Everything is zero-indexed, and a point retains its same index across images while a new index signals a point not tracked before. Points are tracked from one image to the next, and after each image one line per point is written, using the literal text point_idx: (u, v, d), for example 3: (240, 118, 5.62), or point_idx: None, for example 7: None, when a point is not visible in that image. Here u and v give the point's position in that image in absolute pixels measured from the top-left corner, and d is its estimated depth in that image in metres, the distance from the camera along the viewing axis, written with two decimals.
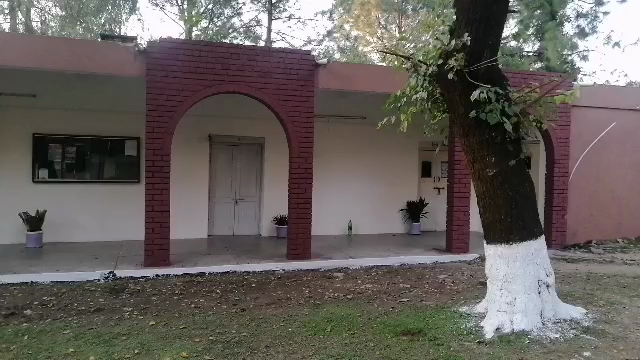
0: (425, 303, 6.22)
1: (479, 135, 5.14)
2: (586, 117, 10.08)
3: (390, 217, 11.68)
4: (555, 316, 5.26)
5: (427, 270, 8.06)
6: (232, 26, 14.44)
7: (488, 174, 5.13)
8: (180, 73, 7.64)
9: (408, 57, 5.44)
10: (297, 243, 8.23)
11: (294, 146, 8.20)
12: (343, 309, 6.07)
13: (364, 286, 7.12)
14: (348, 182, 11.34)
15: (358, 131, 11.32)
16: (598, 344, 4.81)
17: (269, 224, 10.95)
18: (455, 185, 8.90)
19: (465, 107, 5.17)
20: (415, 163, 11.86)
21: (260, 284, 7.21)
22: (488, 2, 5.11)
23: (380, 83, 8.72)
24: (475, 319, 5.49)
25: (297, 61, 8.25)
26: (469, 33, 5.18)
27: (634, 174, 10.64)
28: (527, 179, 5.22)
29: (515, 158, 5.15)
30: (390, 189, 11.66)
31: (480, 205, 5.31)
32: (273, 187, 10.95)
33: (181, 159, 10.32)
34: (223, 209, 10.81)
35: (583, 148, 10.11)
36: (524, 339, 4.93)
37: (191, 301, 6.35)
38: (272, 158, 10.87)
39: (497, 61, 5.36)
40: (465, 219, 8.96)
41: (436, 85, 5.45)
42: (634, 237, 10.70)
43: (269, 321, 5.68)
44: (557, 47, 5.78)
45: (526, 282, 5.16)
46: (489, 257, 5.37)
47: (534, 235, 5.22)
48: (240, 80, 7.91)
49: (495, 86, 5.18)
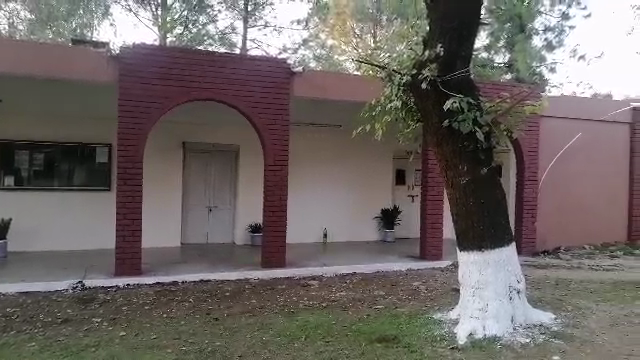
0: (400, 310, 6.26)
1: (451, 144, 5.24)
2: (554, 128, 10.39)
3: (365, 225, 11.74)
4: (526, 321, 5.36)
5: (402, 277, 8.11)
6: (207, 33, 14.22)
7: (460, 181, 5.23)
8: (154, 79, 7.55)
9: (383, 66, 5.57)
10: (271, 251, 8.18)
11: (269, 153, 8.18)
12: (317, 317, 6.05)
13: (339, 294, 7.13)
14: (322, 189, 11.36)
15: (333, 138, 11.37)
16: (566, 348, 4.94)
17: (243, 232, 10.86)
18: (429, 192, 9.02)
19: (438, 116, 5.26)
20: (389, 171, 11.97)
21: (234, 292, 7.12)
22: (460, 15, 5.24)
23: (354, 91, 8.80)
24: (448, 325, 5.55)
25: (273, 68, 8.26)
26: (442, 44, 5.29)
27: (599, 182, 10.98)
28: (498, 187, 5.33)
29: (487, 166, 5.26)
30: (365, 196, 11.74)
31: (453, 212, 5.38)
32: (248, 195, 10.88)
33: (154, 165, 10.16)
34: (197, 216, 10.69)
35: (551, 158, 10.40)
36: (495, 344, 5.01)
37: (164, 311, 6.24)
38: (247, 165, 10.81)
39: (469, 71, 5.47)
40: (439, 226, 9.08)
41: (410, 94, 5.55)
42: (601, 243, 10.98)
43: (244, 330, 5.62)
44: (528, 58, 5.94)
45: (497, 288, 5.25)
46: (461, 263, 5.44)
47: (506, 241, 5.33)
48: (215, 86, 7.86)
49: (467, 95, 5.30)
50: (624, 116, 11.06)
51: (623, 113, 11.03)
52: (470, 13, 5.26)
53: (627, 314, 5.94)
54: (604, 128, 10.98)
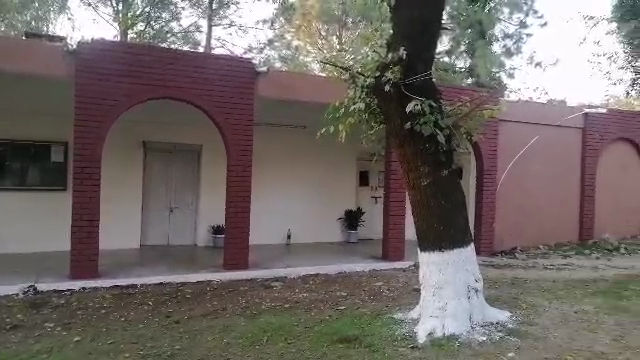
0: (361, 311, 6.31)
1: (413, 146, 5.32)
2: (511, 132, 10.72)
3: (329, 226, 11.78)
4: (483, 319, 5.48)
5: (364, 278, 8.17)
6: (170, 30, 14.00)
7: (422, 183, 5.32)
8: (113, 76, 7.33)
9: (347, 68, 5.63)
10: (234, 252, 8.09)
11: (232, 153, 8.09)
12: (279, 318, 6.02)
13: (302, 295, 7.12)
14: (286, 190, 11.33)
15: (297, 139, 11.34)
16: (521, 345, 5.09)
17: (206, 233, 10.72)
18: (392, 194, 9.14)
19: (401, 118, 5.34)
20: (353, 173, 12.06)
21: (195, 295, 7.00)
22: (422, 20, 5.36)
23: (318, 92, 8.89)
24: (408, 325, 5.63)
25: (237, 67, 8.17)
26: (405, 47, 5.36)
27: (553, 185, 11.38)
28: (458, 189, 5.44)
29: (448, 168, 5.37)
30: (329, 197, 11.79)
31: (414, 213, 5.47)
32: (210, 195, 10.73)
33: (113, 164, 9.88)
34: (158, 217, 10.46)
35: (509, 161, 10.73)
36: (454, 342, 5.12)
37: (121, 315, 6.06)
38: (210, 165, 10.67)
39: (432, 75, 5.56)
40: (401, 227, 9.20)
41: (373, 97, 5.60)
42: (555, 243, 11.38)
43: (205, 333, 5.53)
44: (487, 63, 6.12)
45: (456, 287, 5.36)
46: (421, 264, 5.53)
47: (465, 242, 5.45)
48: (178, 85, 7.72)
49: (430, 98, 5.39)
50: (577, 122, 11.54)
51: (576, 119, 11.51)
52: (432, 18, 5.38)
53: (578, 311, 6.17)
54: (558, 132, 11.39)
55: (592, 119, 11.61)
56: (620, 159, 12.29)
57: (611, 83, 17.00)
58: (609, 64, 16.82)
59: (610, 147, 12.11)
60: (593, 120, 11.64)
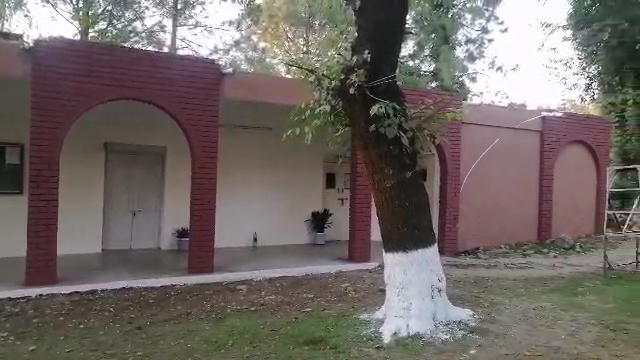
0: (327, 312, 6.33)
1: (378, 149, 5.38)
2: (473, 135, 11.00)
3: (296, 228, 11.76)
4: (447, 318, 5.57)
5: (330, 279, 8.19)
6: (133, 29, 13.59)
7: (386, 185, 5.39)
8: (73, 76, 7.11)
9: (312, 70, 5.62)
10: (199, 256, 7.97)
11: (197, 156, 7.98)
12: (245, 322, 5.97)
13: (268, 297, 7.08)
14: (252, 193, 11.25)
15: (263, 142, 11.29)
16: (482, 342, 5.20)
17: (170, 237, 10.53)
18: (357, 196, 9.22)
19: (366, 121, 5.39)
20: (319, 175, 12.09)
21: (159, 299, 6.87)
22: (385, 24, 5.43)
23: (283, 94, 8.87)
24: (374, 325, 5.68)
25: (201, 68, 8.06)
26: (369, 50, 5.41)
27: (513, 187, 11.71)
28: (422, 190, 5.52)
29: (412, 171, 5.45)
30: (295, 200, 11.79)
31: (379, 215, 5.53)
32: (174, 198, 10.56)
33: (72, 167, 9.58)
34: (120, 221, 10.21)
35: (471, 163, 11.00)
36: (418, 341, 5.20)
37: (80, 322, 5.88)
38: (174, 168, 10.50)
39: (396, 78, 5.63)
40: (367, 228, 9.29)
41: (339, 99, 5.61)
42: (515, 242, 11.71)
43: (168, 338, 5.43)
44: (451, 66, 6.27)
45: (421, 287, 5.44)
46: (386, 265, 5.60)
47: (429, 243, 5.53)
48: (140, 86, 7.56)
49: (394, 101, 5.46)
50: (535, 125, 11.95)
51: (534, 122, 11.92)
52: (396, 22, 5.46)
53: (536, 308, 6.37)
54: (518, 135, 11.75)
55: (549, 122, 12.06)
56: (576, 161, 12.78)
57: (567, 88, 17.71)
58: (565, 69, 17.51)
59: (566, 149, 12.57)
60: (550, 123, 12.07)
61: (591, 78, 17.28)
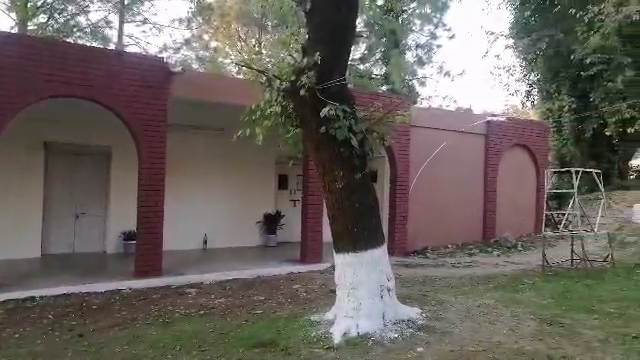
0: (278, 314, 6.31)
1: (329, 150, 5.41)
2: (422, 138, 11.31)
3: (247, 230, 11.65)
4: (395, 317, 5.67)
5: (282, 281, 8.16)
6: (77, 24, 13.01)
7: (337, 186, 5.43)
8: (9, 71, 6.72)
9: (263, 71, 5.53)
10: (146, 259, 7.73)
11: (144, 156, 7.74)
12: (193, 325, 5.84)
13: (218, 301, 6.96)
14: (202, 194, 11.06)
15: (214, 142, 11.11)
16: (429, 340, 5.33)
17: (115, 240, 10.17)
18: (309, 197, 9.25)
19: (316, 122, 5.40)
20: (271, 176, 12.05)
21: (102, 305, 6.61)
22: (336, 27, 5.47)
23: (234, 94, 8.80)
24: (324, 326, 5.71)
25: (149, 67, 7.82)
26: (321, 53, 5.43)
27: (460, 188, 12.10)
28: (371, 191, 5.61)
29: (361, 172, 5.52)
30: (247, 202, 11.68)
31: (330, 216, 5.57)
32: (120, 200, 10.20)
33: (8, 167, 9.03)
34: (62, 224, 9.75)
35: (420, 165, 11.29)
36: (367, 341, 5.27)
37: (15, 331, 5.56)
38: (120, 168, 10.14)
39: (346, 81, 5.68)
40: (319, 229, 9.34)
41: (289, 101, 5.59)
42: (461, 242, 12.11)
43: (111, 345, 5.23)
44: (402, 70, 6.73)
45: (370, 287, 5.51)
46: (337, 266, 5.65)
47: (378, 243, 5.61)
48: (84, 83, 7.24)
49: (344, 104, 5.51)
50: (481, 129, 12.41)
51: (479, 126, 12.37)
52: (346, 27, 5.52)
53: (480, 305, 6.60)
54: (464, 138, 12.16)
55: (493, 126, 12.54)
56: (518, 164, 13.37)
57: (509, 93, 18.53)
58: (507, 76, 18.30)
59: (509, 152, 13.13)
60: (494, 127, 12.56)
61: (531, 85, 18.09)
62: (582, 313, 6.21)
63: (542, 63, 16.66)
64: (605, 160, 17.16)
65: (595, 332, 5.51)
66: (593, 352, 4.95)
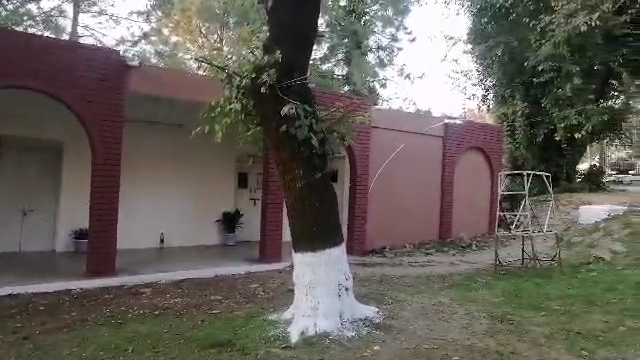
0: (235, 314, 6.24)
1: (289, 150, 5.39)
2: (382, 139, 11.47)
3: (205, 228, 11.47)
4: (353, 316, 5.72)
5: (239, 280, 8.08)
6: (27, 12, 12.43)
7: (297, 185, 5.42)
8: None
9: (223, 67, 5.46)
10: (98, 259, 7.47)
11: (98, 152, 7.48)
12: (147, 326, 5.70)
13: (173, 301, 6.81)
14: (159, 192, 10.80)
15: (173, 139, 10.89)
16: (385, 338, 5.40)
17: (65, 238, 9.77)
18: (269, 196, 9.21)
19: (277, 121, 5.37)
20: (231, 175, 11.92)
21: (51, 306, 6.34)
22: (297, 26, 5.46)
23: (194, 91, 8.66)
24: (282, 325, 5.68)
25: (106, 60, 7.58)
26: (281, 50, 5.40)
27: (418, 188, 12.33)
28: (331, 191, 5.62)
29: (321, 171, 5.52)
30: (206, 200, 11.50)
31: (289, 214, 5.55)
32: (72, 197, 9.83)
33: None
34: (8, 221, 9.28)
35: (379, 165, 11.45)
36: (324, 340, 5.29)
37: None
38: (73, 164, 9.76)
39: (307, 80, 5.67)
40: (279, 228, 9.31)
41: (249, 98, 5.54)
42: (419, 242, 12.34)
43: (60, 348, 5.05)
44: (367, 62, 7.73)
45: (328, 286, 5.54)
46: (295, 265, 5.65)
47: (336, 243, 5.63)
48: (35, 75, 6.93)
49: (305, 103, 5.49)
50: (439, 131, 12.70)
51: (438, 128, 12.66)
52: (307, 26, 5.52)
53: (435, 304, 6.76)
54: (423, 140, 12.41)
55: (450, 129, 12.86)
56: (474, 166, 13.76)
57: (467, 97, 19.06)
58: (465, 81, 18.80)
59: (465, 155, 13.50)
60: (452, 130, 12.89)
61: (487, 90, 18.55)
62: (531, 311, 6.47)
63: (497, 69, 17.21)
64: (554, 163, 17.89)
65: (542, 329, 5.74)
66: (540, 347, 5.15)
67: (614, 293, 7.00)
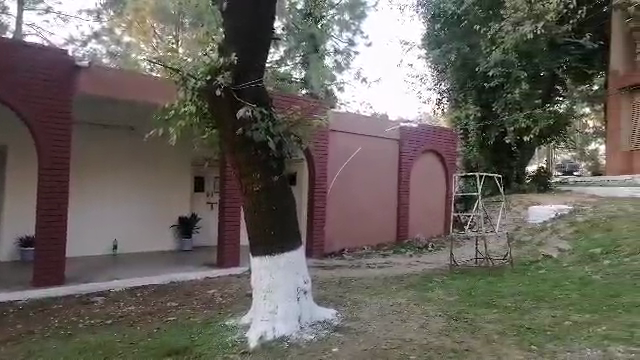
0: (193, 320, 6.11)
1: (246, 153, 5.34)
2: (339, 142, 11.56)
3: (161, 234, 11.20)
4: (312, 318, 5.72)
5: (197, 286, 7.93)
6: None
7: (254, 188, 5.38)
8: None
9: (178, 69, 5.36)
10: (46, 268, 7.14)
11: (44, 156, 7.15)
12: (99, 336, 5.51)
13: (127, 309, 6.60)
14: (111, 198, 10.46)
15: (125, 143, 10.59)
16: (344, 339, 5.42)
17: (10, 246, 9.29)
18: (227, 199, 9.09)
19: (233, 123, 5.32)
20: (187, 179, 11.70)
21: None
22: (252, 28, 5.41)
23: (147, 93, 8.45)
24: (240, 331, 5.61)
25: (52, 60, 7.26)
26: (237, 53, 5.35)
27: (375, 191, 12.49)
28: (289, 194, 5.62)
29: (279, 174, 5.50)
30: (161, 204, 11.24)
31: (246, 218, 5.51)
32: (17, 203, 9.37)
33: None
34: None
35: (337, 168, 11.53)
36: (283, 344, 5.26)
37: None
38: (17, 169, 9.31)
39: (264, 83, 5.64)
40: (237, 233, 9.21)
41: (204, 100, 5.47)
42: (376, 243, 12.50)
43: None
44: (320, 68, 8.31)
45: (286, 290, 5.52)
46: (254, 269, 5.60)
47: (294, 246, 5.62)
48: None
49: (261, 105, 5.45)
50: (395, 134, 12.92)
51: (394, 131, 12.87)
52: (263, 28, 5.48)
53: (393, 304, 6.86)
54: (380, 143, 12.58)
55: (406, 132, 13.10)
56: (430, 169, 14.07)
57: (422, 101, 19.50)
58: (420, 85, 19.20)
59: (421, 158, 13.77)
60: (407, 133, 13.13)
61: (441, 94, 18.83)
62: (484, 308, 6.67)
63: (450, 74, 17.74)
64: (505, 165, 18.46)
65: (495, 325, 5.92)
66: (492, 344, 5.30)
67: (561, 289, 7.31)
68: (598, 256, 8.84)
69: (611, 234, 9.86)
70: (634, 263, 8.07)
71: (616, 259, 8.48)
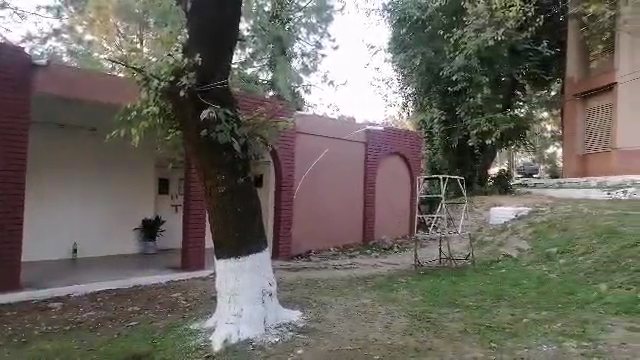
0: (156, 324, 6.01)
1: (210, 155, 5.29)
2: (305, 145, 11.56)
3: (122, 237, 10.95)
4: (277, 320, 5.70)
5: (160, 289, 7.79)
6: None
7: (219, 190, 5.33)
8: None
9: (140, 69, 5.25)
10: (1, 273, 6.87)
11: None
12: (57, 343, 5.35)
13: (87, 314, 6.42)
14: (70, 200, 10.14)
15: (85, 144, 10.31)
16: (309, 341, 5.42)
17: None
18: (192, 201, 8.97)
19: (197, 125, 5.26)
20: (150, 181, 11.48)
21: None
22: (217, 29, 5.35)
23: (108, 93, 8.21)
24: (204, 334, 5.54)
25: (8, 57, 7.00)
26: (201, 54, 5.29)
27: (341, 193, 12.55)
28: (254, 196, 5.58)
29: (243, 176, 5.47)
30: (123, 206, 11.00)
31: (211, 220, 5.46)
32: None
33: None
34: None
35: (303, 170, 11.53)
36: (248, 346, 5.22)
37: None
38: None
39: (228, 85, 5.61)
40: (201, 236, 9.10)
41: (167, 101, 5.37)
42: (343, 244, 12.59)
43: None
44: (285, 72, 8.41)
45: (251, 292, 5.50)
46: (218, 271, 5.57)
47: (259, 248, 5.59)
48: None
49: (225, 107, 5.41)
50: (360, 137, 13.03)
51: (359, 134, 12.98)
52: (227, 28, 5.41)
53: (358, 305, 6.94)
54: (345, 146, 12.67)
55: (371, 135, 13.23)
56: (394, 171, 14.26)
57: (388, 104, 19.77)
58: (386, 88, 19.46)
59: (386, 159, 13.94)
60: (372, 136, 13.26)
61: (406, 98, 19.14)
62: (446, 308, 6.83)
63: (415, 78, 17.90)
64: (468, 168, 18.84)
65: (456, 324, 6.06)
66: (454, 343, 5.41)
67: (520, 288, 7.54)
68: (554, 256, 9.16)
69: (568, 234, 10.22)
70: (588, 262, 8.39)
71: (572, 258, 8.80)
